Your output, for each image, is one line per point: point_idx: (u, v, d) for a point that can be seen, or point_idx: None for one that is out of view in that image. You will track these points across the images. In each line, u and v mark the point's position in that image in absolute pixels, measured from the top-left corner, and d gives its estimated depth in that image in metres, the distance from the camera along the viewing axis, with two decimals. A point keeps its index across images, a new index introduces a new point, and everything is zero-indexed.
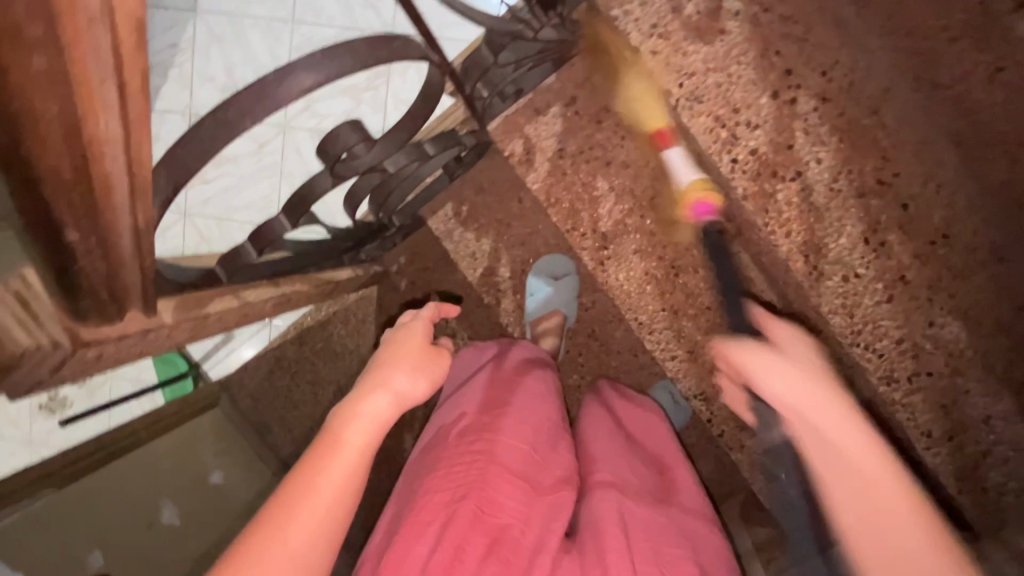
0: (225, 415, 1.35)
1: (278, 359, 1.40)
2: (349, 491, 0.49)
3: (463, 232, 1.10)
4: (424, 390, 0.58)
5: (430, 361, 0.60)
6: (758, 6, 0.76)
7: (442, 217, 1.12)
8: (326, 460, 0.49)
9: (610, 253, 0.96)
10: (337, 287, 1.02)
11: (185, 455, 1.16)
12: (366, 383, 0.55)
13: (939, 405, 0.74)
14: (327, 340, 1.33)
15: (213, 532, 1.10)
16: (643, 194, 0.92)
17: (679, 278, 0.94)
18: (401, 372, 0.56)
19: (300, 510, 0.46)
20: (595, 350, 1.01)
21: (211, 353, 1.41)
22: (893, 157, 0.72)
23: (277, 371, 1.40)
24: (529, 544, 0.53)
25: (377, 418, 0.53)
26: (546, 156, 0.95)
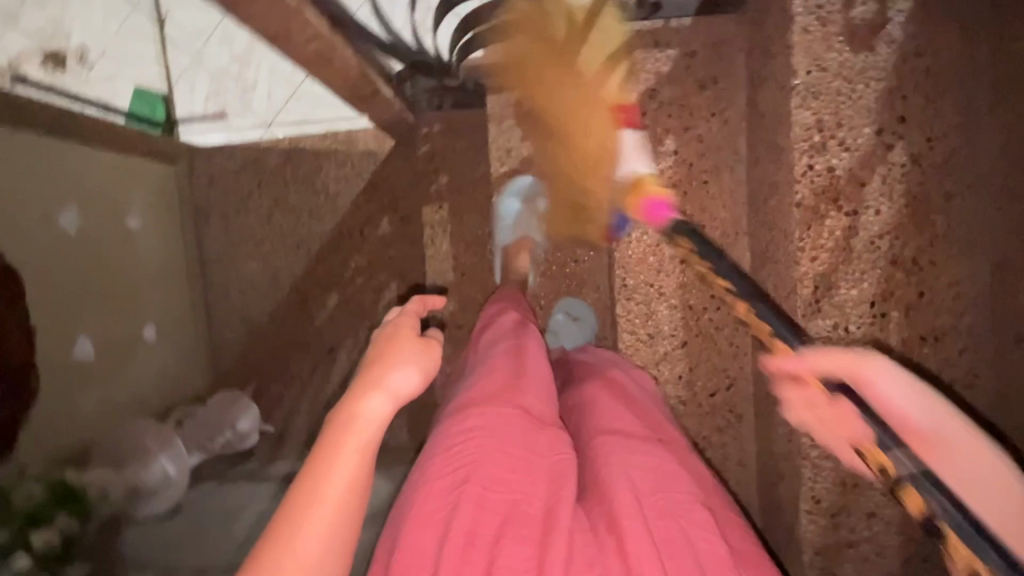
0: (173, 177, 1.60)
1: (257, 159, 1.67)
2: (357, 482, 0.58)
3: (512, 125, 1.12)
4: (418, 381, 0.64)
5: (420, 350, 0.67)
6: (912, 47, 0.76)
7: (500, 101, 1.12)
8: (329, 464, 0.57)
9: None
10: (372, 95, 1.02)
11: (113, 188, 1.40)
12: (365, 381, 0.63)
13: (843, 483, 0.87)
14: (315, 170, 1.66)
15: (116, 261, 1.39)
16: (693, 173, 0.96)
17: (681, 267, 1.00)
18: (396, 371, 0.63)
19: (318, 501, 0.55)
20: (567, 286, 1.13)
21: (192, 120, 1.65)
22: (935, 246, 0.80)
23: (250, 168, 1.67)
24: (542, 514, 0.61)
25: (377, 415, 0.60)
26: (640, 88, 0.95)
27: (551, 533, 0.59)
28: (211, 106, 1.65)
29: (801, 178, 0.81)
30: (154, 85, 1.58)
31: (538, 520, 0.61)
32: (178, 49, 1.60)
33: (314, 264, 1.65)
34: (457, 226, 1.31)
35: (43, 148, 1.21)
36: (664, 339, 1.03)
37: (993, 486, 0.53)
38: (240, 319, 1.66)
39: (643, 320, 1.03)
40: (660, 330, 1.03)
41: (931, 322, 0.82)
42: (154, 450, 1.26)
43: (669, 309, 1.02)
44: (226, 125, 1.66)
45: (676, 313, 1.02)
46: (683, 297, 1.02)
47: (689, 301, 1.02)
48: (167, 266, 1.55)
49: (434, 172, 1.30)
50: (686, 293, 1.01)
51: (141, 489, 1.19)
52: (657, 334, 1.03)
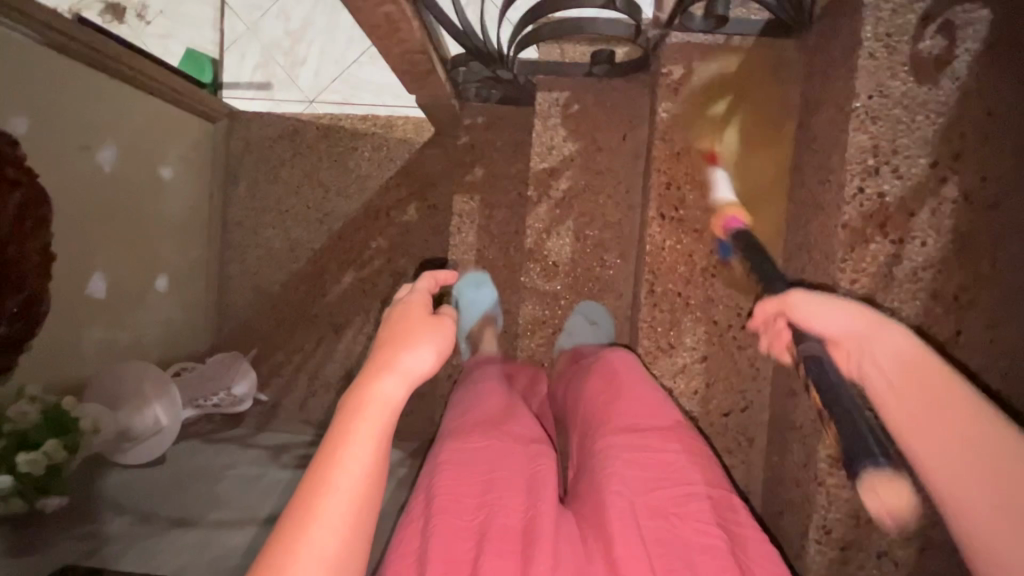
0: (211, 136, 1.62)
1: (293, 131, 1.65)
2: (374, 472, 0.52)
3: (558, 125, 1.10)
4: (431, 363, 0.58)
5: (428, 326, 0.61)
6: (977, 83, 0.76)
7: (548, 100, 1.09)
8: (340, 454, 0.52)
9: (675, 213, 0.99)
10: (429, 74, 1.03)
11: (154, 137, 1.41)
12: (372, 365, 0.57)
13: (856, 516, 0.82)
14: (348, 150, 1.61)
15: (145, 207, 1.40)
16: (736, 190, 0.96)
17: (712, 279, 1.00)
18: (406, 353, 0.58)
19: (325, 497, 0.50)
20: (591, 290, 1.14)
21: (239, 87, 1.68)
22: (979, 285, 0.77)
23: (285, 140, 1.65)
24: (520, 527, 0.58)
25: (390, 400, 0.55)
26: (690, 99, 0.97)
27: (529, 546, 0.56)
28: (259, 75, 1.68)
29: (849, 201, 0.80)
30: (206, 48, 1.66)
31: (515, 535, 0.57)
32: (237, 19, 1.68)
33: (331, 244, 1.61)
34: (487, 221, 1.26)
35: (94, 86, 1.23)
36: (686, 351, 1.02)
37: (941, 423, 0.49)
38: (251, 284, 1.64)
39: (665, 327, 1.02)
40: (684, 341, 1.02)
41: (966, 361, 0.78)
42: (150, 394, 1.24)
43: (692, 320, 1.00)
44: (270, 96, 1.67)
45: (699, 325, 1.01)
46: (709, 311, 1.00)
47: (715, 316, 1.00)
48: (188, 221, 1.54)
49: (471, 164, 1.28)
50: (710, 306, 1.00)
51: (130, 432, 1.18)
52: (680, 346, 1.02)
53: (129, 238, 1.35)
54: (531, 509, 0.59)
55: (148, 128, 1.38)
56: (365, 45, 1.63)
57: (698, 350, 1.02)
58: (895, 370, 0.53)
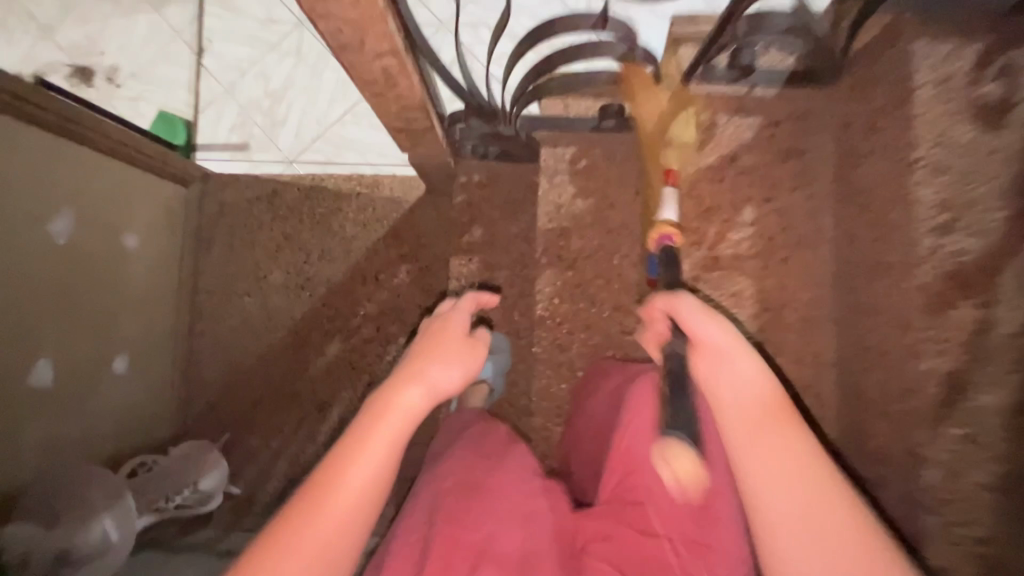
0: (182, 199, 1.50)
1: (273, 192, 1.54)
2: (379, 480, 0.56)
3: (566, 181, 1.05)
4: (457, 380, 0.64)
5: (460, 352, 0.66)
6: None
7: (557, 154, 1.06)
8: (357, 458, 0.55)
9: (711, 276, 0.89)
10: (427, 131, 0.95)
11: (118, 205, 1.29)
12: (405, 372, 0.61)
13: None
14: (333, 211, 1.51)
15: (105, 281, 1.25)
16: (775, 249, 0.88)
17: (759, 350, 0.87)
18: (433, 367, 0.62)
19: (332, 495, 0.54)
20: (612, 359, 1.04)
21: (214, 148, 1.59)
22: None
23: (264, 202, 1.54)
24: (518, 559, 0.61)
25: (413, 408, 0.59)
26: (719, 153, 0.91)
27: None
28: (235, 136, 1.59)
29: None
30: (180, 110, 1.59)
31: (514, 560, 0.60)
32: (214, 80, 1.61)
33: (314, 311, 1.47)
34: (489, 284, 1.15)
35: (55, 150, 1.12)
36: None
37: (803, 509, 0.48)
38: (223, 360, 1.48)
39: None
40: None
41: None
42: (97, 507, 1.04)
43: None
44: (247, 156, 1.58)
45: None
46: None
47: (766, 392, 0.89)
48: (151, 293, 1.39)
49: (468, 223, 1.17)
50: None
51: (70, 555, 0.98)
52: None
53: (84, 313, 1.20)
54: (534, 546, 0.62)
55: (111, 193, 1.26)
56: (349, 102, 1.57)
57: None
58: (733, 396, 0.54)
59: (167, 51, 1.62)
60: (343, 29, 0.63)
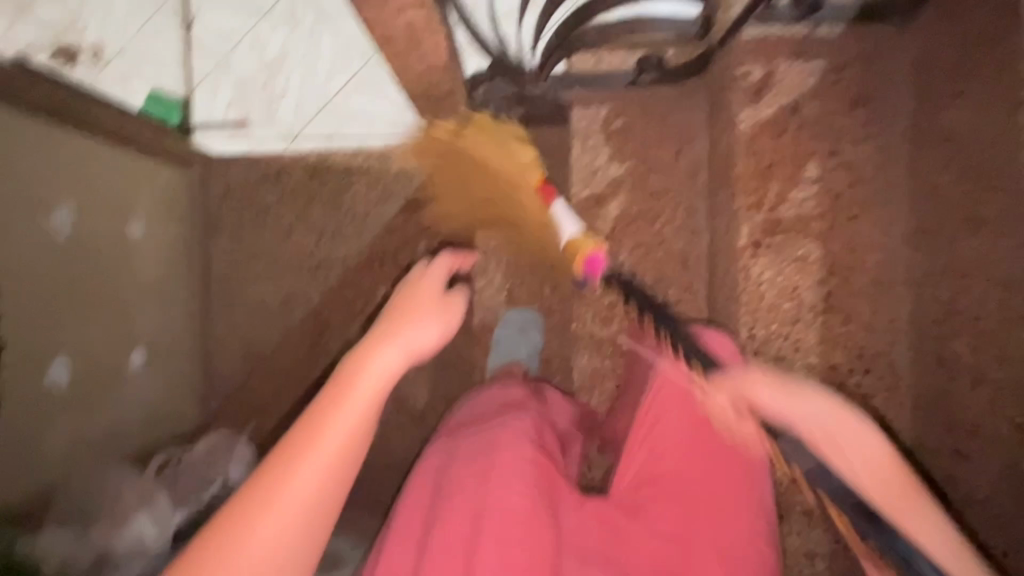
0: (185, 183, 1.43)
1: (279, 171, 1.47)
2: (353, 448, 0.53)
3: (601, 145, 1.00)
4: (434, 338, 0.60)
5: (434, 306, 0.63)
6: None
7: (590, 113, 1.00)
8: (322, 422, 0.53)
9: (772, 240, 0.83)
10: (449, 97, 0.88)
11: (120, 193, 1.22)
12: (377, 334, 0.59)
13: None
14: (344, 188, 1.43)
15: (115, 273, 1.20)
16: (839, 209, 0.83)
17: (821, 318, 0.84)
18: (409, 327, 0.60)
19: (302, 463, 0.52)
20: None
21: (211, 127, 1.51)
22: None
23: (269, 181, 1.46)
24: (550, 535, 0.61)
25: (387, 369, 0.56)
26: (779, 105, 0.82)
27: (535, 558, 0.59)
28: (233, 113, 1.50)
29: None
30: (172, 88, 1.50)
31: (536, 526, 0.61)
32: (205, 52, 1.51)
33: (332, 294, 1.42)
34: (518, 258, 1.10)
35: (53, 135, 1.05)
36: None
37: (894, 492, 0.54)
38: (243, 347, 1.44)
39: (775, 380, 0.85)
40: None
41: None
42: (131, 507, 1.01)
43: (806, 369, 0.84)
44: (248, 134, 1.49)
45: (813, 373, 0.84)
46: (826, 358, 0.84)
47: (833, 364, 0.84)
48: (164, 282, 1.34)
49: None
50: (828, 353, 0.84)
51: (110, 558, 0.93)
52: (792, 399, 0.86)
53: (98, 308, 1.15)
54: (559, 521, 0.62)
55: (113, 181, 1.19)
56: (350, 69, 1.47)
57: None
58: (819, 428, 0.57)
59: (153, 25, 1.51)
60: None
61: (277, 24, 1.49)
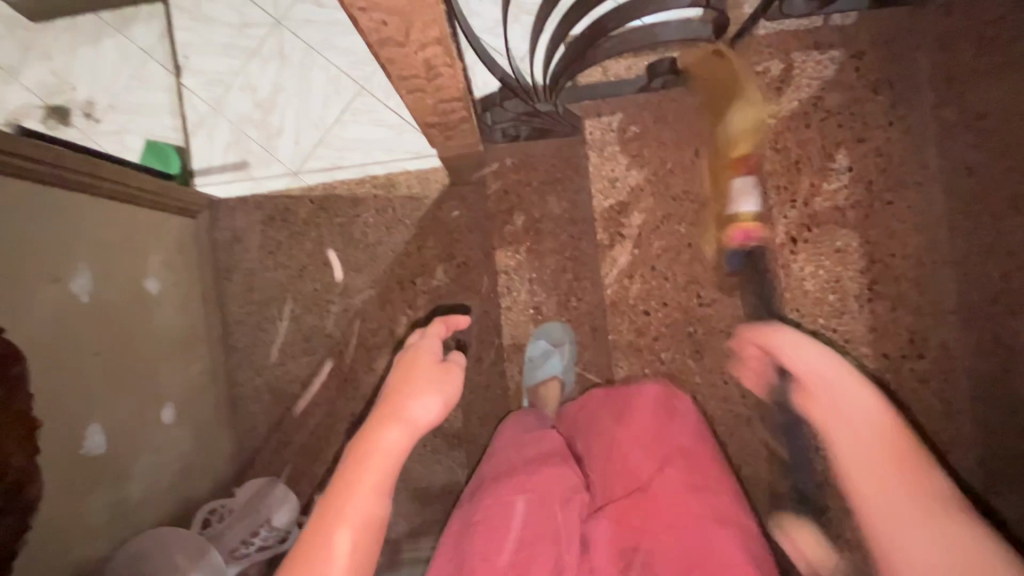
0: (193, 230, 1.42)
1: (286, 209, 1.46)
2: (373, 522, 0.57)
3: (616, 152, 1.03)
4: (435, 412, 0.65)
5: (434, 377, 0.68)
6: None
7: (603, 124, 1.03)
8: (344, 501, 0.57)
9: (810, 235, 0.85)
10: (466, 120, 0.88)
11: (131, 250, 1.21)
12: (382, 413, 0.63)
13: None
14: (353, 220, 1.42)
15: (139, 329, 1.19)
16: (876, 194, 0.84)
17: (869, 305, 0.84)
18: (410, 402, 0.64)
19: (331, 544, 0.54)
20: (686, 333, 1.03)
21: (212, 172, 1.50)
22: None
23: (278, 221, 1.45)
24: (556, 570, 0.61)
25: (395, 447, 0.60)
26: (799, 96, 0.86)
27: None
28: (231, 155, 1.49)
29: None
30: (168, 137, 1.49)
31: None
32: (200, 98, 1.50)
33: (353, 327, 1.41)
34: (542, 273, 1.08)
35: (63, 204, 1.06)
36: None
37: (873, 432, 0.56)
38: (268, 389, 1.42)
39: None
40: None
41: None
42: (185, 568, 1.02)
43: (859, 359, 0.84)
44: (248, 175, 1.48)
45: (866, 362, 0.84)
46: (878, 346, 0.84)
47: (885, 351, 0.83)
48: (184, 334, 1.33)
49: (508, 211, 1.09)
50: (879, 341, 0.84)
51: None
52: None
53: (127, 368, 1.14)
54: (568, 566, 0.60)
55: (123, 238, 1.19)
56: (347, 99, 1.46)
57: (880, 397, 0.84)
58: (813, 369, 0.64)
59: (143, 77, 1.51)
60: (390, 20, 0.56)
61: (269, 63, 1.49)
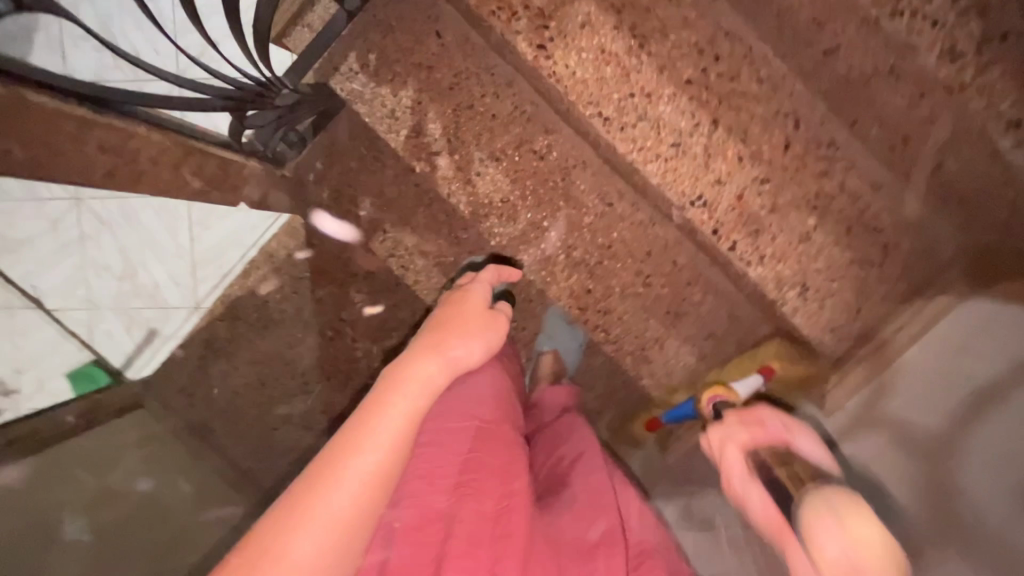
0: None
1: (209, 341, 1.22)
2: (402, 450, 0.50)
3: (375, 87, 0.93)
4: (477, 354, 0.64)
5: (488, 327, 0.68)
6: None
7: (345, 74, 0.94)
8: (375, 415, 0.50)
9: (553, 31, 0.75)
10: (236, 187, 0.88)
11: None
12: (431, 342, 0.61)
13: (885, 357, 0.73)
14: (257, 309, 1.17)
15: None
16: None
17: (645, 49, 0.73)
18: (460, 339, 0.63)
19: (353, 459, 0.46)
20: (557, 192, 0.91)
21: (133, 356, 1.22)
22: None
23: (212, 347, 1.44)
24: (494, 512, 0.55)
25: (432, 379, 0.56)
26: None
27: (501, 528, 0.54)
28: (135, 332, 1.23)
29: None
30: (75, 358, 1.16)
31: (490, 517, 0.54)
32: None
33: None
34: (420, 233, 1.03)
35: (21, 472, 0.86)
36: (695, 139, 0.76)
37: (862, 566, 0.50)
38: None
39: (654, 134, 0.76)
40: (681, 131, 0.76)
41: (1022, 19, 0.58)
42: None
43: (671, 103, 0.75)
44: (165, 338, 1.23)
45: (681, 99, 0.74)
46: (680, 74, 0.73)
47: (689, 74, 0.73)
48: None
49: (354, 204, 1.06)
50: (678, 70, 0.73)
51: None
52: (682, 141, 0.76)
53: None
54: (512, 500, 0.57)
55: None
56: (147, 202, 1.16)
57: (722, 121, 0.74)
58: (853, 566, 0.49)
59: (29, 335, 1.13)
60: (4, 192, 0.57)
61: (75, 223, 1.22)
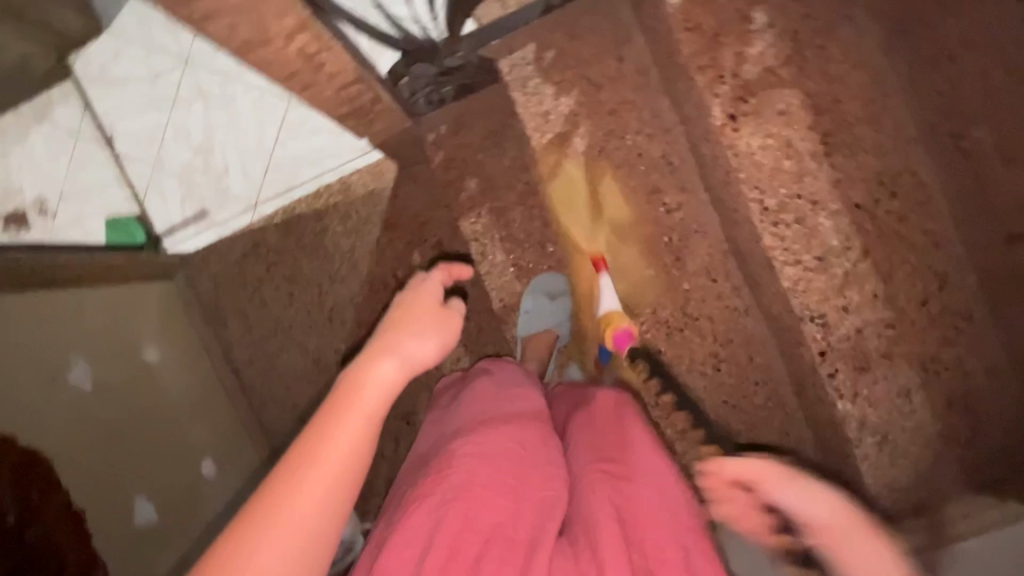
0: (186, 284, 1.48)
1: (256, 244, 1.19)
2: (355, 463, 0.45)
3: (540, 84, 0.96)
4: (434, 352, 0.53)
5: (439, 321, 0.55)
6: None
7: (518, 62, 0.96)
8: (325, 432, 0.44)
9: (750, 107, 0.79)
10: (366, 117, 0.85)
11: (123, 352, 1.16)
12: (373, 347, 0.50)
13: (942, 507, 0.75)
14: (318, 235, 1.15)
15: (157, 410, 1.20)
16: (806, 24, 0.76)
17: (829, 159, 0.78)
18: (409, 337, 0.51)
19: (303, 483, 0.42)
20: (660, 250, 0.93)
21: (176, 228, 1.22)
22: None
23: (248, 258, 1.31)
24: (524, 541, 0.53)
25: (387, 385, 0.48)
26: None
27: (525, 558, 0.52)
28: (188, 207, 1.21)
29: None
30: (122, 207, 1.21)
31: (519, 546, 0.52)
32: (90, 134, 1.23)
33: None
34: (508, 227, 1.02)
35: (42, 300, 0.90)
36: (840, 259, 0.79)
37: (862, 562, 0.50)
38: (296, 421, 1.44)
39: (803, 241, 0.79)
40: (831, 249, 0.79)
41: None
42: None
43: (830, 217, 0.78)
44: (213, 222, 1.20)
45: (839, 219, 0.78)
46: (846, 197, 0.78)
47: (855, 200, 0.77)
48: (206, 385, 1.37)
49: (459, 179, 1.04)
50: (847, 192, 0.77)
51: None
52: (828, 255, 0.80)
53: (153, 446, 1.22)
54: (540, 527, 0.54)
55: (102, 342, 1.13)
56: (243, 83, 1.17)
57: (869, 255, 0.78)
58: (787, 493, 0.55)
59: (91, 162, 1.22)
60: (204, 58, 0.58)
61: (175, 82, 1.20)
